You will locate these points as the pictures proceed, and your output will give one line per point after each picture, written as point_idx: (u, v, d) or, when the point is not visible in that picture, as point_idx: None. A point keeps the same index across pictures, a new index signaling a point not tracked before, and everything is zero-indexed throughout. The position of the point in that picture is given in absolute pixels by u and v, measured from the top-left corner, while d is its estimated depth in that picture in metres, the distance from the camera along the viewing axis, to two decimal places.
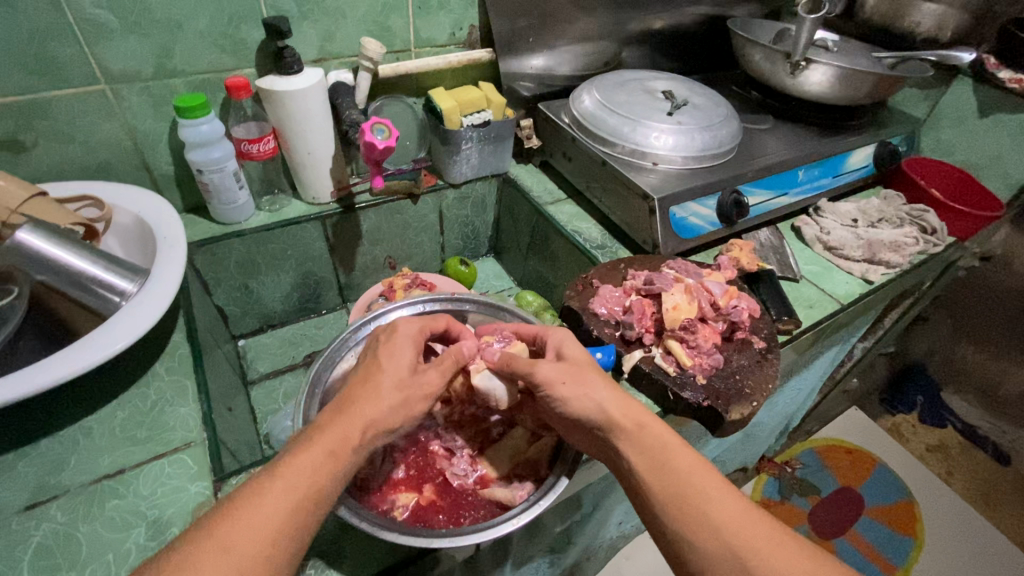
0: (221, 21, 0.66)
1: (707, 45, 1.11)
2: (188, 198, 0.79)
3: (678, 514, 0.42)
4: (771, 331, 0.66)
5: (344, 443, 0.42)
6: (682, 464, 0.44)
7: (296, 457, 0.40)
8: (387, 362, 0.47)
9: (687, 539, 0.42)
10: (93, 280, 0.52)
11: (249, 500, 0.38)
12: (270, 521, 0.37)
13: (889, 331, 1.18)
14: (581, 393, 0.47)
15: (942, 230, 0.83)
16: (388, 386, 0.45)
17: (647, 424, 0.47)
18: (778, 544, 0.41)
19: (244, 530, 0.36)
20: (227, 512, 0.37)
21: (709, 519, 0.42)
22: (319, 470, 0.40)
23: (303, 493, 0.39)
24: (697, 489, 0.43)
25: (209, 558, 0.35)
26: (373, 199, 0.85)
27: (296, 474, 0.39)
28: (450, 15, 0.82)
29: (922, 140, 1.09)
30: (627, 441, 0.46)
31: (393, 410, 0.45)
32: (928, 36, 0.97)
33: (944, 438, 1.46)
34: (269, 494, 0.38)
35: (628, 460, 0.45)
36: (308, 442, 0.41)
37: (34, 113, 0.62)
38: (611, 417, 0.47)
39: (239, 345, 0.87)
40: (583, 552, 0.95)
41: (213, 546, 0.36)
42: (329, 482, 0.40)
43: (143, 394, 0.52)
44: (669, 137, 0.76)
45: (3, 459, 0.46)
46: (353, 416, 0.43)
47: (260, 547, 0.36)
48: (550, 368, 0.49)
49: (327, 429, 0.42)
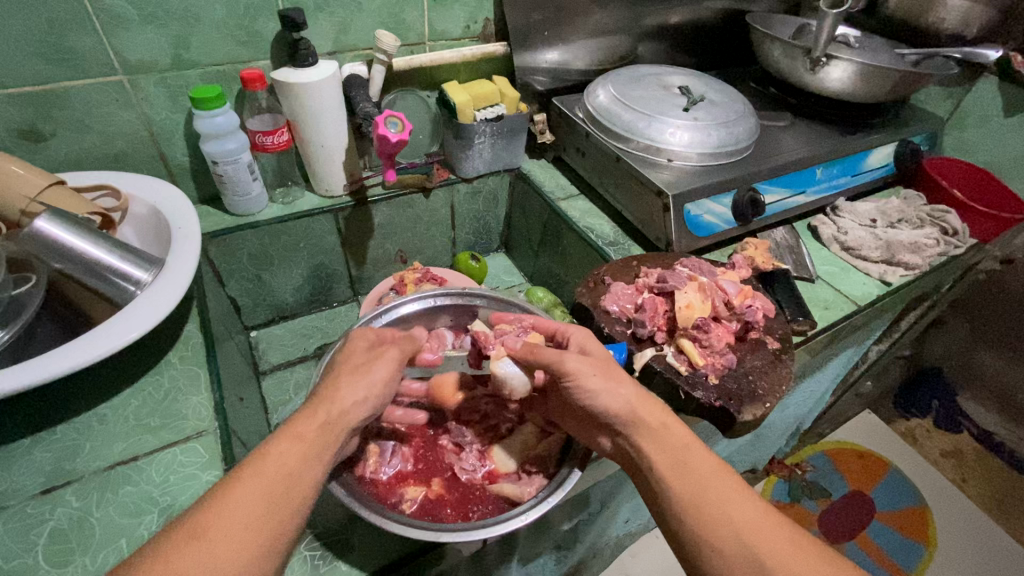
0: (238, 12, 0.66)
1: (725, 40, 1.09)
2: (203, 189, 0.79)
3: (694, 513, 0.42)
4: (785, 331, 0.65)
5: (314, 423, 0.43)
6: (699, 465, 0.44)
7: (275, 442, 0.41)
8: (344, 356, 0.49)
9: (703, 538, 0.41)
10: (109, 269, 0.53)
11: (229, 488, 0.37)
12: (252, 507, 0.37)
13: (905, 334, 1.16)
14: (611, 390, 0.47)
15: (963, 232, 0.81)
16: (348, 373, 0.47)
17: (662, 422, 0.47)
18: (792, 544, 0.40)
19: (229, 516, 0.36)
20: (211, 502, 0.37)
21: (726, 518, 0.41)
22: (293, 454, 0.40)
23: (280, 475, 0.39)
24: (712, 489, 0.43)
25: (187, 546, 0.34)
26: (386, 193, 0.85)
27: (267, 462, 0.39)
28: (465, 8, 0.81)
29: (944, 139, 1.06)
30: (651, 441, 0.46)
31: (354, 387, 0.46)
32: (952, 33, 0.95)
33: (960, 444, 1.43)
34: (248, 480, 0.38)
35: (651, 460, 0.45)
36: (286, 428, 0.42)
37: (53, 103, 0.63)
38: (637, 414, 0.47)
39: (251, 335, 0.87)
40: (590, 549, 0.94)
41: (192, 532, 0.35)
42: (304, 464, 0.40)
43: (157, 382, 0.53)
44: (685, 133, 0.75)
45: (20, 444, 0.47)
46: (322, 403, 0.44)
47: (244, 531, 0.36)
48: (578, 360, 0.48)
49: (298, 418, 0.43)
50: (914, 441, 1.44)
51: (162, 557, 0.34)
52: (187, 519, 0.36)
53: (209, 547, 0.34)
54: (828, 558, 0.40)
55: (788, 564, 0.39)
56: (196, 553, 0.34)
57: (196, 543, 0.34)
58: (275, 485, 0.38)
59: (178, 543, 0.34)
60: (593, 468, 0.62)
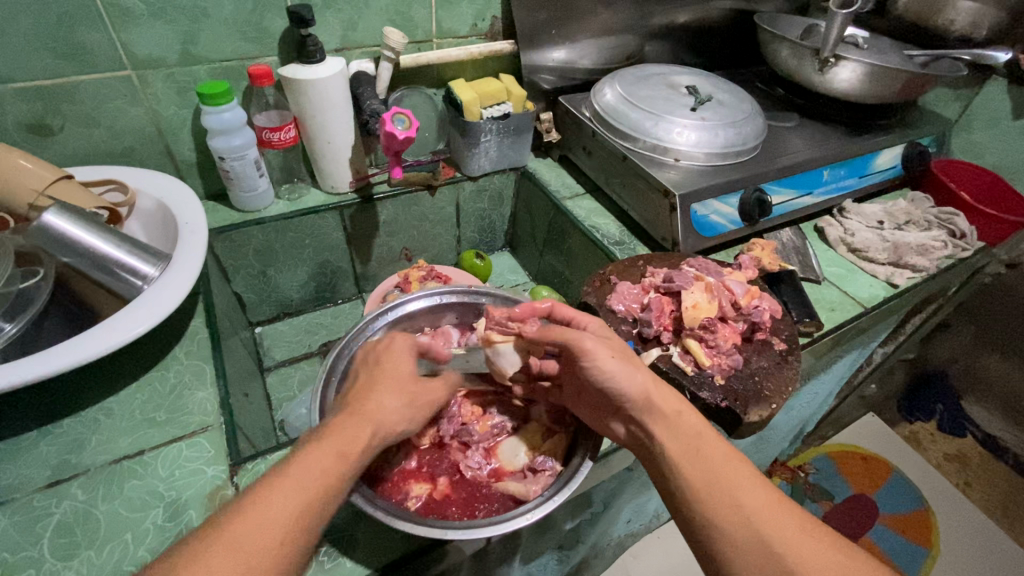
0: (246, 8, 0.66)
1: (732, 40, 1.09)
2: (209, 185, 0.79)
3: (705, 499, 0.42)
4: (792, 331, 0.65)
5: (357, 444, 0.42)
6: (711, 453, 0.44)
7: (312, 453, 0.40)
8: (388, 367, 0.48)
9: (713, 523, 0.41)
10: (117, 264, 0.53)
11: (263, 495, 0.37)
12: (285, 517, 0.36)
13: (911, 337, 1.16)
14: (627, 370, 0.46)
15: (971, 234, 0.80)
16: (391, 389, 0.47)
17: (673, 411, 0.47)
18: (804, 534, 0.40)
19: (264, 524, 0.36)
20: (244, 509, 0.36)
21: (738, 506, 0.41)
22: (334, 471, 0.40)
23: (317, 488, 0.38)
24: (724, 477, 0.43)
25: (222, 555, 0.34)
26: (391, 190, 0.85)
27: (304, 473, 0.39)
28: (472, 5, 0.81)
29: (952, 141, 1.06)
30: (665, 428, 0.46)
31: (397, 413, 0.46)
32: (962, 35, 0.94)
33: (963, 448, 1.43)
34: (283, 491, 0.37)
35: (664, 444, 0.45)
36: (323, 438, 0.41)
37: (61, 97, 0.63)
38: (650, 397, 0.46)
39: (255, 332, 0.87)
40: (592, 549, 0.94)
41: (225, 541, 0.34)
42: (340, 483, 0.40)
43: (163, 377, 0.53)
44: (692, 133, 0.75)
45: (26, 437, 0.47)
46: (364, 418, 0.44)
47: (277, 542, 0.35)
48: (595, 340, 0.47)
49: (339, 429, 0.42)
50: (917, 445, 1.44)
51: (196, 561, 0.33)
52: (222, 524, 0.35)
53: (243, 556, 0.34)
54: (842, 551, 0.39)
55: (800, 553, 0.39)
56: (231, 561, 0.34)
57: (230, 551, 0.34)
58: (312, 497, 0.38)
59: (211, 550, 0.34)
60: (597, 467, 0.62)
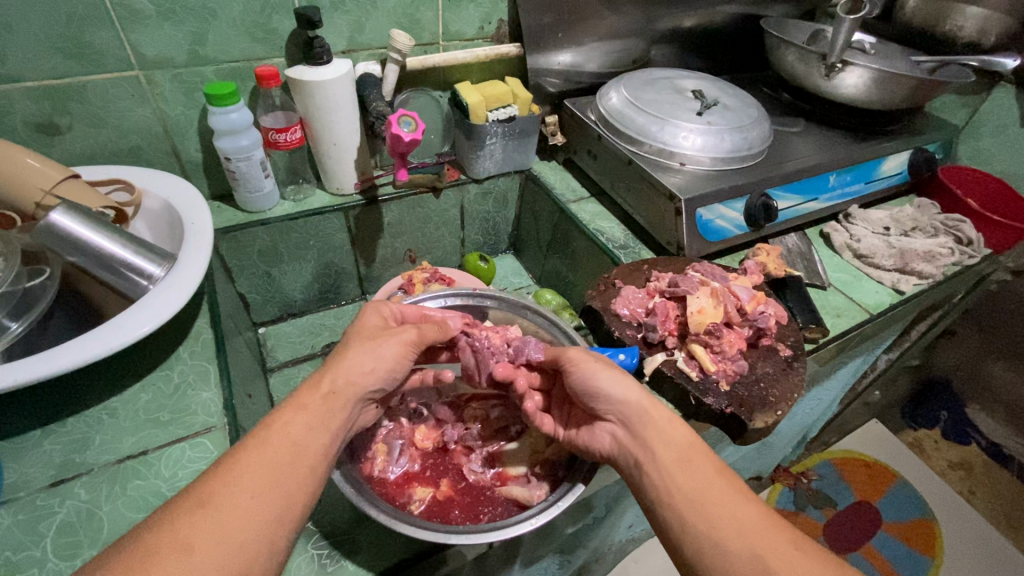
0: (254, 9, 0.67)
1: (739, 45, 1.09)
2: (215, 185, 0.80)
3: (699, 511, 0.41)
4: (797, 338, 0.64)
5: (317, 393, 0.44)
6: (702, 465, 0.44)
7: (280, 415, 0.42)
8: (359, 324, 0.51)
9: (707, 535, 0.40)
10: (124, 264, 0.53)
11: (233, 458, 0.38)
12: (258, 473, 0.37)
13: (916, 343, 1.15)
14: (608, 376, 0.49)
15: (978, 241, 0.80)
16: (364, 343, 0.48)
17: (663, 422, 0.47)
18: (796, 549, 0.38)
19: (239, 483, 0.36)
20: (216, 471, 0.37)
21: (732, 521, 0.40)
22: (305, 426, 0.41)
23: (286, 449, 0.39)
24: (716, 492, 0.42)
25: (192, 513, 0.34)
26: (396, 192, 0.85)
27: (274, 435, 0.40)
28: (479, 9, 0.81)
29: (959, 147, 1.05)
30: (656, 436, 0.46)
31: (363, 358, 0.47)
32: (970, 41, 0.94)
33: (967, 456, 1.42)
34: (254, 452, 0.38)
35: (657, 453, 0.45)
36: (292, 398, 0.43)
37: (69, 96, 0.63)
38: (642, 406, 0.48)
39: (259, 332, 0.87)
40: (593, 553, 0.94)
41: (198, 502, 0.35)
42: (311, 441, 0.41)
43: (167, 377, 0.53)
44: (698, 137, 0.74)
45: (30, 435, 0.47)
46: (328, 372, 0.46)
47: (250, 500, 0.36)
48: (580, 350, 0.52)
49: (305, 390, 0.44)
50: (921, 452, 1.43)
51: (170, 522, 0.34)
52: (191, 487, 0.36)
53: (217, 513, 0.35)
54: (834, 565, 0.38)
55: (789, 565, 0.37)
56: (201, 519, 0.34)
57: (203, 510, 0.34)
58: (280, 454, 0.39)
59: (188, 505, 0.35)
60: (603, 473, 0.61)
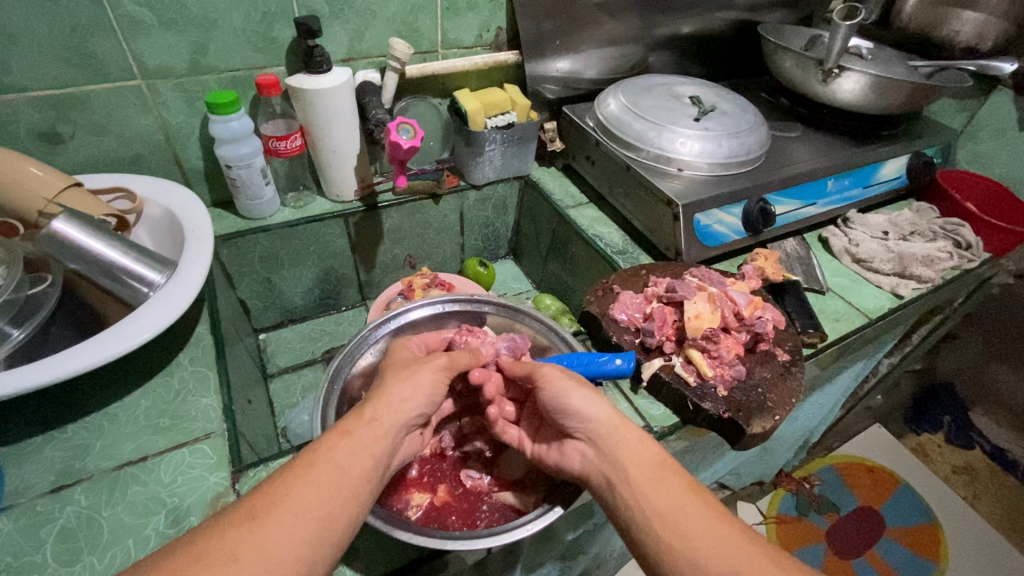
0: (255, 18, 0.67)
1: (737, 51, 1.09)
2: (216, 193, 0.80)
3: (673, 529, 0.41)
4: (795, 343, 0.64)
5: (363, 419, 0.44)
6: (675, 482, 0.43)
7: (328, 439, 0.42)
8: (393, 360, 0.52)
9: (687, 558, 0.39)
10: (124, 271, 0.54)
11: (284, 474, 0.38)
12: (297, 492, 0.37)
13: (918, 347, 1.15)
14: (577, 400, 0.49)
15: (977, 245, 0.80)
16: (404, 371, 0.49)
17: (634, 439, 0.47)
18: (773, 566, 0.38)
19: (284, 501, 0.37)
20: (267, 488, 0.38)
21: (710, 541, 0.40)
22: (352, 457, 0.41)
23: (328, 471, 0.39)
24: (693, 511, 0.41)
25: (241, 526, 0.35)
26: (396, 198, 0.85)
27: (321, 455, 0.40)
28: (478, 17, 0.82)
29: (958, 151, 1.05)
30: (624, 453, 0.46)
31: (408, 390, 0.47)
32: (967, 46, 0.94)
33: (972, 460, 1.40)
34: (302, 471, 0.39)
35: (625, 472, 0.45)
36: (341, 423, 0.44)
37: (72, 106, 0.64)
38: (610, 423, 0.48)
39: (260, 338, 0.88)
40: (594, 560, 0.94)
41: (249, 516, 0.36)
42: (353, 468, 0.40)
43: (167, 383, 0.53)
44: (696, 143, 0.75)
45: (32, 441, 0.48)
46: (374, 399, 0.46)
47: (294, 517, 0.36)
48: (553, 368, 0.51)
49: (353, 416, 0.44)
50: (924, 456, 1.43)
51: (219, 533, 0.34)
52: (242, 503, 0.36)
53: (260, 530, 0.35)
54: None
55: None
56: (251, 535, 0.35)
57: (250, 525, 0.35)
58: (327, 476, 0.39)
59: (230, 522, 0.35)
60: None
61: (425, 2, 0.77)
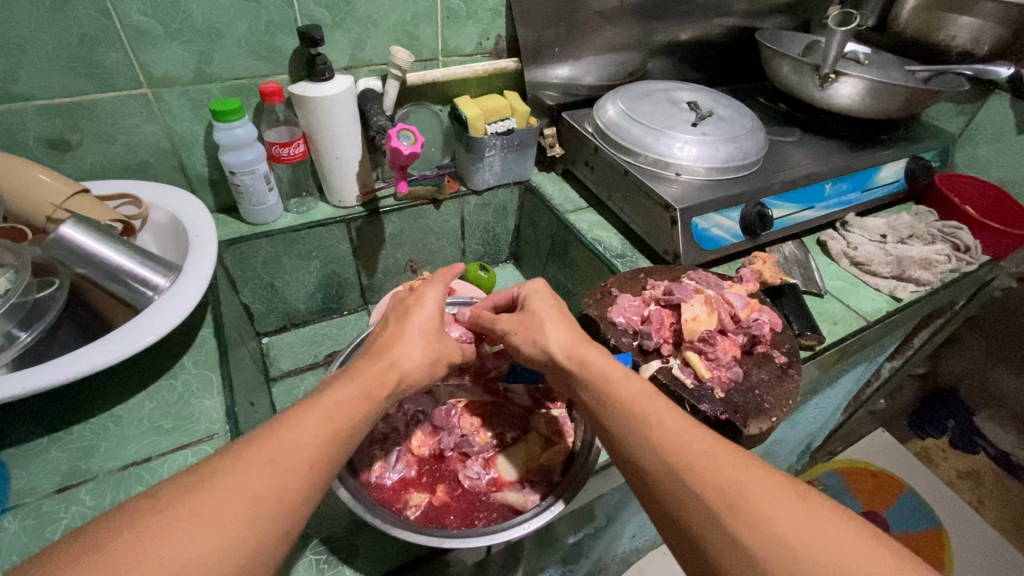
0: (258, 29, 0.69)
1: (735, 56, 1.10)
2: (221, 199, 0.82)
3: (662, 453, 0.40)
4: (793, 345, 0.64)
5: (385, 385, 0.45)
6: (664, 411, 0.43)
7: (338, 390, 0.42)
8: (415, 314, 0.52)
9: (669, 481, 0.39)
10: (130, 275, 0.55)
11: (294, 418, 0.39)
12: (312, 439, 0.38)
13: (919, 350, 1.14)
14: (530, 340, 0.51)
15: (976, 248, 0.80)
16: (412, 333, 0.50)
17: (592, 360, 0.48)
18: (777, 486, 0.37)
19: (292, 443, 0.37)
20: (274, 430, 0.38)
21: (649, 438, 0.41)
22: (362, 410, 0.42)
23: (339, 424, 0.40)
24: (686, 441, 0.40)
25: (260, 467, 0.35)
26: (397, 204, 0.86)
27: (334, 406, 0.41)
28: (478, 25, 0.83)
29: (956, 155, 1.06)
30: (608, 394, 0.45)
31: (419, 365, 0.48)
32: (963, 51, 0.95)
33: (977, 466, 1.39)
34: (313, 418, 0.39)
35: (604, 404, 0.45)
36: (354, 377, 0.44)
37: (80, 114, 0.66)
38: (557, 358, 0.49)
39: (262, 342, 0.89)
40: (595, 564, 0.94)
41: (263, 457, 0.36)
42: (362, 420, 0.42)
43: (171, 386, 0.54)
44: (693, 148, 0.76)
45: (37, 443, 0.48)
46: (390, 363, 0.46)
47: (304, 464, 0.37)
48: (505, 322, 0.54)
49: (362, 372, 0.44)
50: (929, 462, 1.41)
51: (233, 468, 0.34)
52: (252, 442, 0.36)
53: (277, 472, 0.35)
54: (798, 495, 0.37)
55: (766, 497, 0.36)
56: (267, 476, 0.35)
57: (270, 467, 0.35)
58: (336, 428, 0.39)
59: (250, 462, 0.35)
60: (601, 481, 0.61)
61: (426, 11, 0.78)
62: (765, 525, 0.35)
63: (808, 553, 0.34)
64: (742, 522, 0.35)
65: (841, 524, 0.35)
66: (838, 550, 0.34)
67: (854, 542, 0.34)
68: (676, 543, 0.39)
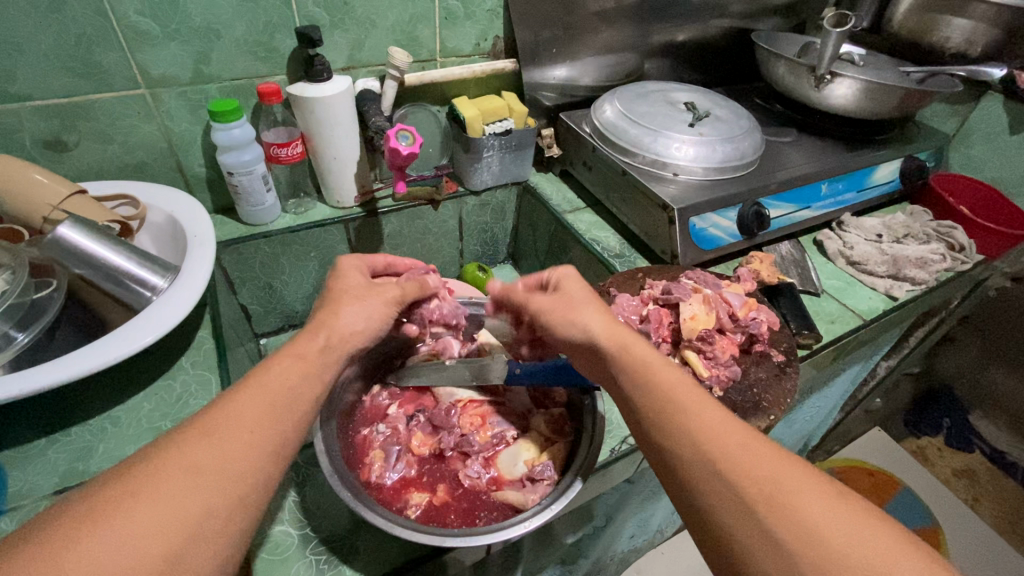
0: (257, 29, 0.69)
1: (732, 58, 1.11)
2: (219, 199, 0.82)
3: (686, 441, 0.40)
4: (791, 344, 0.65)
5: (315, 347, 0.44)
6: (689, 400, 0.43)
7: (275, 362, 0.41)
8: (341, 284, 0.51)
9: (692, 469, 0.39)
10: (128, 275, 0.55)
11: (232, 394, 0.38)
12: (251, 410, 0.37)
13: (915, 350, 1.15)
14: (566, 321, 0.51)
15: (970, 247, 0.81)
16: (348, 300, 0.48)
17: (630, 342, 0.48)
18: (802, 477, 0.37)
19: (230, 417, 0.36)
20: (212, 408, 0.37)
21: (678, 428, 0.41)
22: (297, 372, 0.41)
23: (276, 390, 0.39)
24: (710, 430, 0.40)
25: (195, 440, 0.34)
26: (395, 204, 0.86)
27: (270, 376, 0.40)
28: (476, 25, 0.83)
29: (950, 156, 1.07)
30: (641, 379, 0.45)
31: (358, 325, 0.47)
32: (956, 52, 0.96)
33: (971, 464, 1.42)
34: (252, 391, 0.38)
35: (634, 388, 0.45)
36: (289, 347, 0.43)
37: (78, 114, 0.66)
38: (596, 337, 0.49)
39: (260, 343, 0.88)
40: (595, 564, 0.94)
41: (199, 431, 0.35)
42: (303, 383, 0.41)
43: (169, 386, 0.54)
44: (691, 148, 0.76)
45: (35, 444, 0.48)
46: (324, 327, 0.46)
47: (246, 432, 0.36)
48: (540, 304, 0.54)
49: (300, 340, 0.44)
50: (924, 460, 1.44)
51: (169, 447, 0.34)
52: (190, 421, 0.36)
53: (214, 443, 0.35)
54: (823, 487, 0.37)
55: (791, 488, 0.36)
56: (205, 446, 0.34)
57: (204, 439, 0.35)
58: (278, 397, 0.39)
59: (183, 437, 0.34)
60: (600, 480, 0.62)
61: (424, 12, 0.78)
62: (792, 515, 0.35)
63: (839, 546, 0.33)
64: (764, 510, 0.36)
65: (866, 518, 0.35)
66: (865, 543, 0.33)
67: (877, 535, 0.34)
68: (695, 529, 0.39)
